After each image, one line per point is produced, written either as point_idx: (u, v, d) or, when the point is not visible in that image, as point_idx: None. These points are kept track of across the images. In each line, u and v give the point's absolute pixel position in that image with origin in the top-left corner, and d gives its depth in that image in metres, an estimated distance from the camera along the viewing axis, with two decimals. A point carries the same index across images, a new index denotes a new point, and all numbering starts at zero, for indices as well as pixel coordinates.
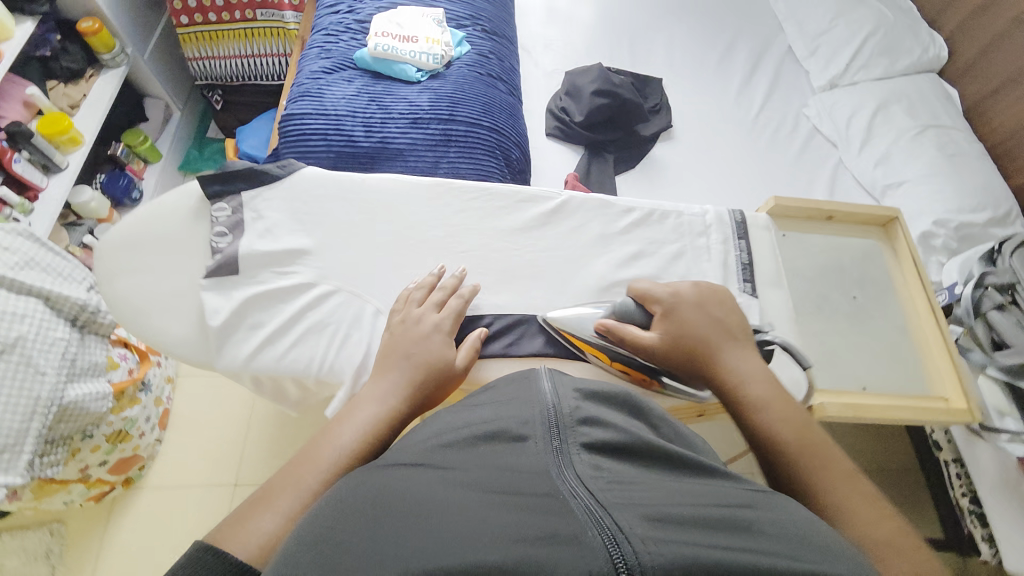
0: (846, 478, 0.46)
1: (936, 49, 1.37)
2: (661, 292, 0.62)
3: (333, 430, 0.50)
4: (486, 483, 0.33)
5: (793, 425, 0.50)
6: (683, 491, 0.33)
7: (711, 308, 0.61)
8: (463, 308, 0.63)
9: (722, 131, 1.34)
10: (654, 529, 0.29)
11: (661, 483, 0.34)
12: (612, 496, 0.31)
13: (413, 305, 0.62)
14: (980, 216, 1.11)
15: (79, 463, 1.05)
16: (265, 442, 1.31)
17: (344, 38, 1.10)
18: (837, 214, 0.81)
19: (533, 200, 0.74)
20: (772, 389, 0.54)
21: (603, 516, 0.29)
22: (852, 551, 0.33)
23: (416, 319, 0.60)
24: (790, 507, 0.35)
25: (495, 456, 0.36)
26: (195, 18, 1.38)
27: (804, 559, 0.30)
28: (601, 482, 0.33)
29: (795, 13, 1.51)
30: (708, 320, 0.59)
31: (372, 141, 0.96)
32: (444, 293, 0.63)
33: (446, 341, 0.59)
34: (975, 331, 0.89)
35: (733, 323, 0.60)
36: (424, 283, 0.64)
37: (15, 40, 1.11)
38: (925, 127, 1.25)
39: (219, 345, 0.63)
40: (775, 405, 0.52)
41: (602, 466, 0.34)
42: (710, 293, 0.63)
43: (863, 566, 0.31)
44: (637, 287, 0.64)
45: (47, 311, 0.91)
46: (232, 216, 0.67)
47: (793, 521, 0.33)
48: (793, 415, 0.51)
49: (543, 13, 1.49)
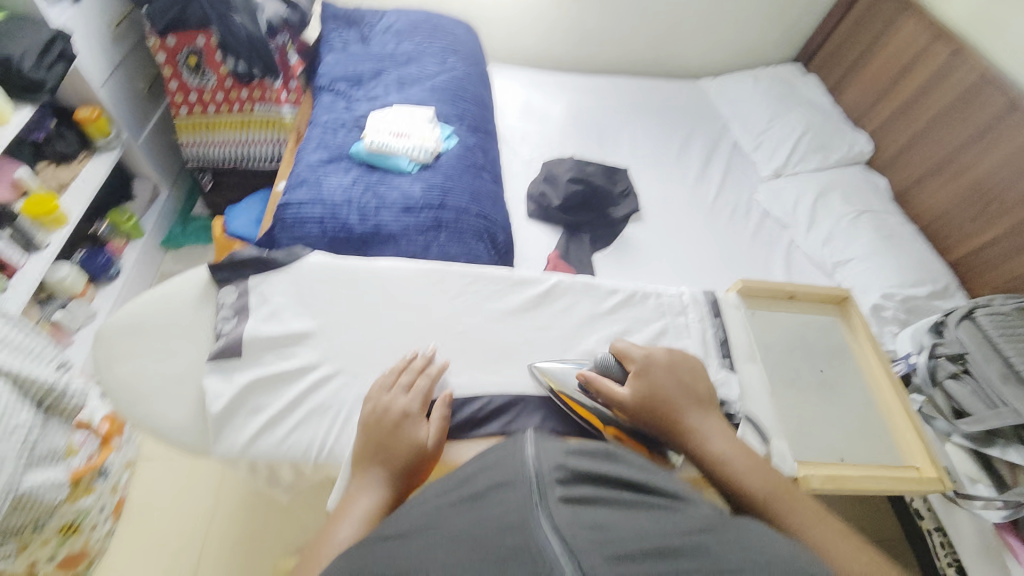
0: (816, 520, 0.51)
1: (861, 145, 1.59)
2: (637, 352, 0.65)
3: (329, 529, 0.50)
4: (471, 542, 0.36)
5: (760, 478, 0.55)
6: (648, 527, 0.37)
7: (680, 371, 0.64)
8: (434, 385, 0.64)
9: (685, 212, 1.48)
10: (616, 572, 0.33)
11: (631, 522, 0.37)
12: (584, 542, 0.35)
13: (383, 392, 0.62)
14: (920, 290, 1.23)
15: (27, 557, 0.95)
16: (229, 533, 1.20)
17: (341, 133, 1.19)
18: (797, 293, 0.90)
19: (526, 282, 0.79)
20: (739, 447, 0.59)
21: (570, 564, 0.33)
22: (802, 564, 0.37)
23: (386, 405, 0.60)
24: (745, 530, 0.39)
25: (478, 514, 0.38)
26: (194, 109, 1.47)
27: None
28: (578, 530, 0.35)
29: (738, 114, 1.74)
30: (677, 383, 0.63)
31: (366, 227, 1.01)
32: (414, 373, 0.64)
33: (420, 418, 0.59)
34: (936, 400, 0.98)
35: (699, 386, 0.64)
36: (396, 367, 0.65)
37: (11, 125, 1.14)
38: (860, 212, 1.40)
39: (217, 431, 0.62)
40: (743, 462, 0.57)
41: (581, 513, 0.37)
42: (678, 357, 0.66)
43: (806, 574, 0.36)
44: (617, 344, 0.67)
45: (14, 394, 0.85)
46: (239, 300, 0.69)
47: (746, 544, 0.37)
48: (760, 468, 0.56)
49: (520, 110, 1.66)
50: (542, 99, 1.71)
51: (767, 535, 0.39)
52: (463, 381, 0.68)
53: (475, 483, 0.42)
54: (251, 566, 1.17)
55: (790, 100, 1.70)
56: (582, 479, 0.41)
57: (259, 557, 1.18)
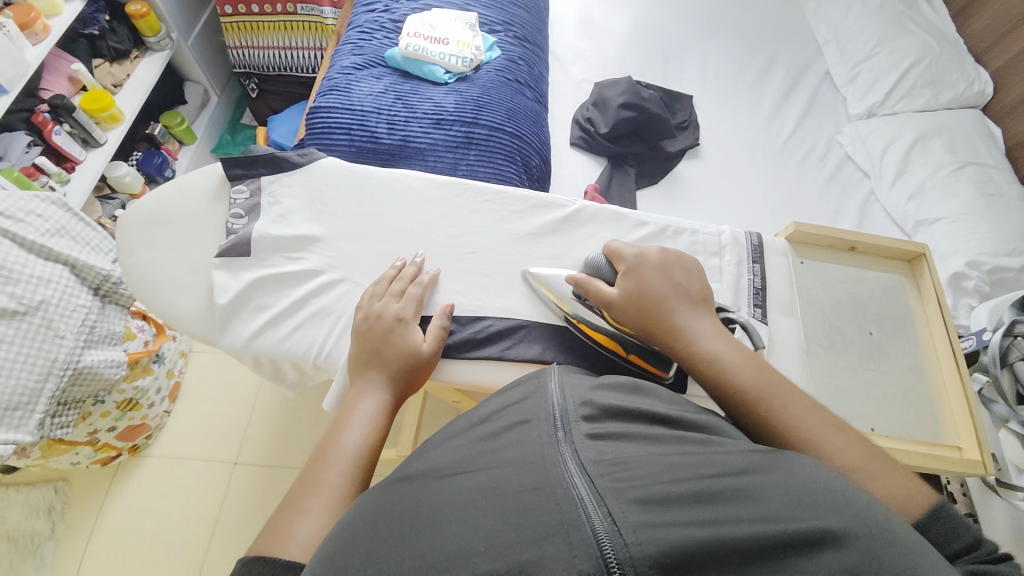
0: (812, 409, 0.47)
1: (981, 84, 1.32)
2: (628, 251, 0.61)
3: (334, 431, 0.51)
4: (490, 486, 0.34)
5: (751, 368, 0.50)
6: (680, 463, 0.34)
7: (671, 270, 0.59)
8: (425, 295, 0.63)
9: (750, 151, 1.32)
10: (646, 516, 0.30)
11: (660, 458, 0.35)
12: (609, 483, 0.32)
13: (375, 300, 0.61)
14: (1016, 261, 1.06)
15: (88, 426, 1.07)
16: (267, 424, 1.32)
17: (377, 36, 1.12)
18: (860, 244, 0.79)
19: (547, 207, 0.73)
20: (733, 341, 0.53)
21: (596, 509, 0.30)
22: (860, 500, 0.32)
23: (378, 312, 0.60)
24: (795, 467, 0.35)
25: (499, 453, 0.37)
26: (238, 8, 1.42)
27: (797, 520, 0.30)
28: (601, 468, 0.34)
29: (837, 38, 1.48)
30: (666, 281, 0.57)
31: (394, 139, 0.97)
32: (404, 282, 0.63)
33: (411, 327, 0.59)
34: (999, 382, 0.86)
35: (693, 285, 0.58)
36: (385, 276, 0.64)
37: (63, 16, 1.16)
38: (964, 164, 1.19)
39: (224, 323, 0.64)
40: (733, 353, 0.51)
41: (606, 450, 0.36)
42: (672, 256, 0.60)
43: (869, 516, 0.31)
44: (610, 245, 0.64)
45: (72, 278, 0.94)
46: (249, 200, 0.69)
47: (795, 481, 0.33)
48: (752, 359, 0.51)
49: (578, 23, 1.49)
50: (605, 10, 1.52)
51: (819, 471, 0.35)
52: (464, 301, 0.66)
53: (498, 422, 0.42)
54: (286, 455, 1.28)
55: (905, 22, 1.41)
56: (607, 416, 0.40)
57: (292, 448, 1.29)
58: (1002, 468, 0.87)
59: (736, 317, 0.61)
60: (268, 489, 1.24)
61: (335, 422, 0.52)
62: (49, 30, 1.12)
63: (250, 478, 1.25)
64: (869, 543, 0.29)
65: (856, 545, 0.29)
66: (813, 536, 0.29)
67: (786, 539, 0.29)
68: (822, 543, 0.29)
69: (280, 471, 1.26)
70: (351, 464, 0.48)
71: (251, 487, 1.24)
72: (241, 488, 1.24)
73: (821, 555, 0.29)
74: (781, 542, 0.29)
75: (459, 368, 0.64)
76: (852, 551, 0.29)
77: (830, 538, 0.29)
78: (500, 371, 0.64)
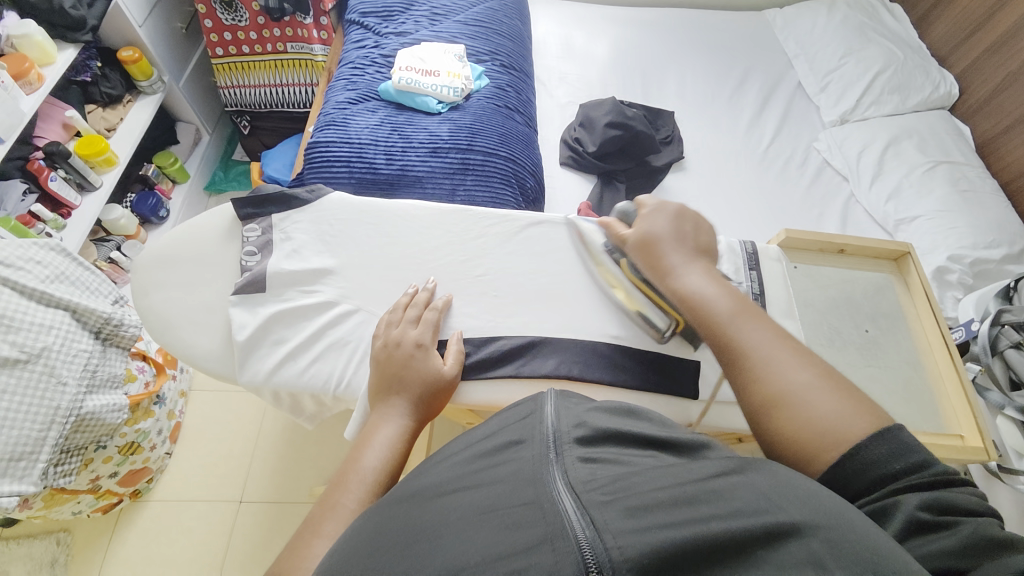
0: (775, 340, 0.53)
1: (947, 86, 1.39)
2: (651, 202, 0.69)
3: (354, 456, 0.52)
4: (484, 502, 0.35)
5: (731, 304, 0.57)
6: (663, 475, 0.36)
7: (685, 219, 0.67)
8: (439, 320, 0.65)
9: (732, 162, 1.37)
10: (628, 522, 0.31)
11: (647, 472, 0.36)
12: (595, 497, 0.33)
13: (392, 327, 0.62)
14: (995, 252, 1.10)
15: (89, 473, 1.05)
16: (273, 459, 1.31)
17: (369, 71, 1.16)
18: (849, 246, 0.83)
19: (549, 227, 0.76)
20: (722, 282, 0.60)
21: (579, 518, 0.32)
22: (821, 497, 0.35)
23: (396, 340, 0.61)
24: (770, 473, 0.37)
25: (494, 471, 0.39)
26: (229, 49, 1.46)
27: (764, 515, 0.32)
28: (589, 483, 0.35)
29: (805, 51, 1.56)
30: (676, 229, 0.66)
31: (393, 169, 1.00)
32: (418, 308, 0.65)
33: (431, 353, 0.61)
34: (992, 370, 0.89)
35: (700, 240, 0.66)
36: (399, 303, 0.65)
37: (57, 65, 1.18)
38: (937, 163, 1.25)
39: (242, 359, 0.65)
40: (716, 291, 0.59)
41: (596, 469, 0.37)
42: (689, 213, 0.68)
43: (827, 507, 0.34)
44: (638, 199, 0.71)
45: (73, 323, 0.94)
46: (262, 237, 0.71)
47: (763, 483, 0.36)
48: (733, 295, 0.58)
49: (560, 48, 1.55)
50: (585, 36, 1.59)
51: (794, 478, 0.37)
52: (477, 323, 0.68)
53: (495, 440, 0.43)
54: (293, 490, 1.27)
55: (869, 34, 1.49)
56: (600, 437, 0.42)
57: (300, 482, 1.28)
58: (1003, 454, 0.91)
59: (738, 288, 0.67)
60: (275, 526, 1.22)
61: (356, 445, 0.53)
62: (43, 79, 1.14)
63: (257, 516, 1.24)
64: (826, 533, 0.31)
65: (815, 536, 0.31)
66: (778, 529, 0.31)
67: (755, 534, 0.31)
68: (786, 535, 0.31)
69: (288, 506, 1.25)
70: (369, 488, 0.48)
71: (259, 524, 1.23)
72: (249, 526, 1.22)
73: (787, 547, 0.30)
74: (748, 537, 0.31)
75: (474, 389, 0.65)
76: (813, 541, 0.31)
77: (787, 533, 0.31)
78: (517, 389, 0.65)
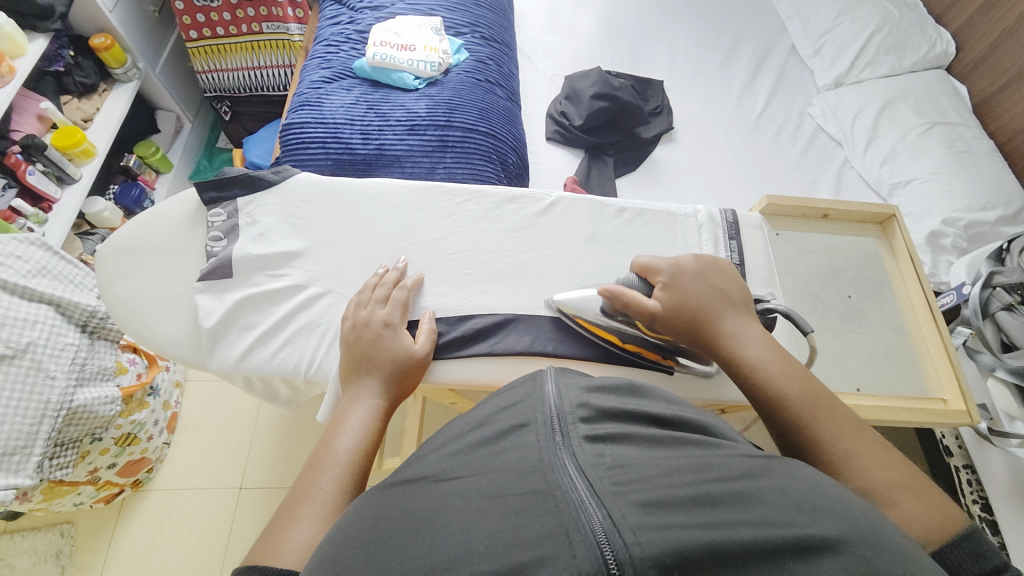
0: (853, 429, 0.48)
1: (943, 45, 1.35)
2: (662, 264, 0.61)
3: (326, 439, 0.51)
4: (489, 487, 0.32)
5: (796, 382, 0.51)
6: (680, 467, 0.32)
7: (711, 275, 0.60)
8: (410, 299, 0.64)
9: (723, 131, 1.33)
10: (647, 518, 0.28)
11: (661, 462, 0.33)
12: (609, 486, 0.30)
13: (361, 308, 0.61)
14: (990, 215, 1.08)
15: (88, 465, 1.06)
16: (271, 446, 1.32)
17: (344, 48, 1.12)
18: (832, 211, 0.82)
19: (524, 201, 0.75)
20: (775, 351, 0.54)
21: (596, 510, 0.29)
22: (855, 509, 0.32)
23: (364, 321, 0.60)
24: (794, 473, 0.34)
25: (497, 459, 0.34)
26: (203, 32, 1.41)
27: (795, 525, 0.29)
28: (600, 471, 0.31)
29: (799, 12, 1.50)
30: (711, 287, 0.59)
31: (369, 149, 0.97)
32: (387, 287, 0.64)
33: (402, 334, 0.60)
34: (983, 333, 0.88)
35: (733, 290, 0.60)
36: (369, 283, 0.64)
37: (28, 56, 1.15)
38: (932, 125, 1.22)
39: (211, 345, 0.64)
40: (776, 365, 0.53)
41: (604, 453, 0.33)
42: (709, 261, 0.62)
43: (863, 522, 0.30)
44: (639, 261, 0.64)
45: (57, 317, 0.93)
46: (227, 221, 0.69)
47: (795, 488, 0.32)
48: (793, 372, 0.52)
49: (545, 19, 1.50)
50: (571, 6, 1.53)
51: (813, 474, 0.35)
52: (450, 302, 0.67)
53: (496, 424, 0.39)
54: (291, 475, 1.28)
55: None
56: (605, 417, 0.38)
57: (297, 468, 1.29)
58: (995, 417, 0.90)
59: (777, 305, 0.63)
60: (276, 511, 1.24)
61: (328, 429, 0.53)
62: (15, 71, 1.11)
63: (257, 501, 1.25)
64: (863, 550, 0.28)
65: (852, 552, 0.28)
66: (810, 542, 0.28)
67: (786, 543, 0.28)
68: (820, 548, 0.28)
69: (286, 490, 1.26)
70: (344, 470, 0.48)
71: (259, 509, 1.24)
72: (250, 511, 1.24)
73: (818, 562, 0.27)
74: (778, 545, 0.27)
75: (445, 367, 0.64)
76: (848, 558, 0.27)
77: (827, 544, 0.28)
78: (492, 367, 0.65)
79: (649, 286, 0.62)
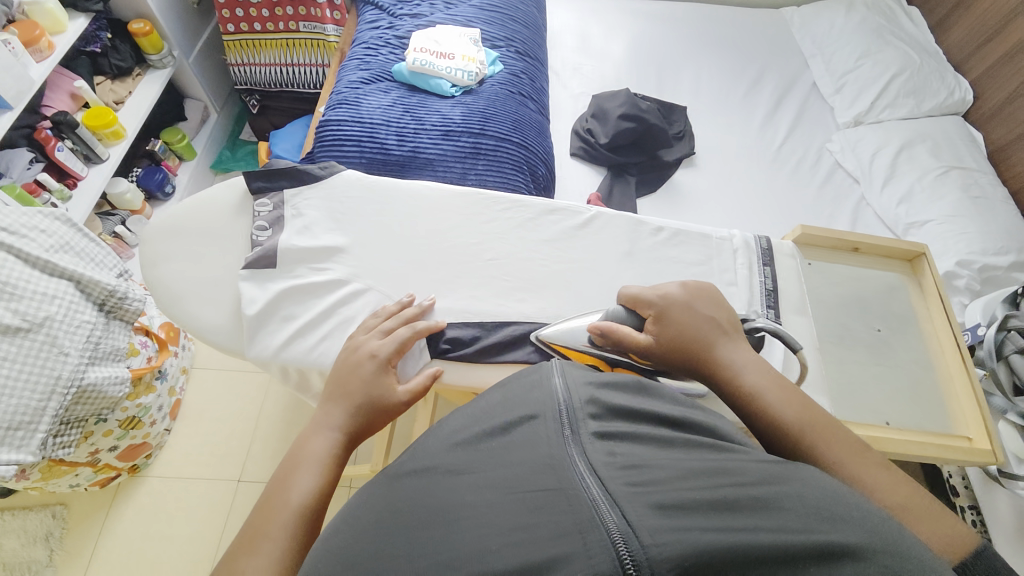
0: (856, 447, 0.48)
1: (962, 92, 1.38)
2: (651, 297, 0.61)
3: (281, 479, 0.48)
4: (505, 482, 0.32)
5: (793, 408, 0.51)
6: (695, 470, 0.33)
7: (700, 303, 0.61)
8: (413, 338, 0.61)
9: (744, 162, 1.35)
10: (662, 520, 0.28)
11: (674, 464, 0.33)
12: (623, 487, 0.31)
13: (361, 335, 0.61)
14: (1003, 259, 1.10)
15: (90, 446, 1.05)
16: (272, 441, 1.31)
17: (383, 52, 1.15)
18: (862, 245, 0.83)
19: (563, 213, 0.76)
20: (771, 376, 0.55)
21: (609, 511, 0.29)
22: (873, 517, 0.32)
23: (356, 346, 0.59)
24: (808, 479, 0.34)
25: (508, 455, 0.35)
26: (240, 26, 1.44)
27: (815, 532, 0.29)
28: (614, 471, 0.32)
29: (822, 52, 1.54)
30: (704, 318, 0.59)
31: (404, 150, 0.99)
32: (396, 321, 0.62)
33: (384, 367, 0.57)
34: (997, 374, 0.90)
35: (722, 315, 0.61)
36: (387, 311, 0.64)
37: (68, 34, 1.17)
38: (949, 168, 1.24)
39: (251, 334, 0.65)
40: (774, 392, 0.53)
41: (615, 452, 0.34)
42: (695, 289, 0.63)
43: (883, 530, 0.30)
44: (627, 292, 0.64)
45: (77, 293, 0.92)
46: (273, 212, 0.71)
47: (812, 494, 0.32)
48: (791, 398, 0.52)
49: (576, 41, 1.53)
50: (602, 31, 1.57)
51: (823, 479, 0.34)
52: (489, 306, 0.68)
53: (504, 415, 0.39)
54: None
55: (886, 36, 1.48)
56: (614, 414, 0.38)
57: None
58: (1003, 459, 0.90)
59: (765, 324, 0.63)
60: None
61: (284, 466, 0.49)
62: (53, 47, 1.12)
63: (255, 495, 1.24)
64: (885, 557, 0.28)
65: (873, 559, 0.28)
66: (830, 548, 0.28)
67: (805, 550, 0.28)
68: (841, 555, 0.28)
69: None
70: (296, 515, 0.45)
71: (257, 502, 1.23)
72: (246, 504, 1.22)
73: (838, 568, 0.27)
74: (796, 551, 0.28)
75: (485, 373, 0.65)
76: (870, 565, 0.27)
77: (848, 552, 0.28)
78: None
79: (640, 317, 0.62)
